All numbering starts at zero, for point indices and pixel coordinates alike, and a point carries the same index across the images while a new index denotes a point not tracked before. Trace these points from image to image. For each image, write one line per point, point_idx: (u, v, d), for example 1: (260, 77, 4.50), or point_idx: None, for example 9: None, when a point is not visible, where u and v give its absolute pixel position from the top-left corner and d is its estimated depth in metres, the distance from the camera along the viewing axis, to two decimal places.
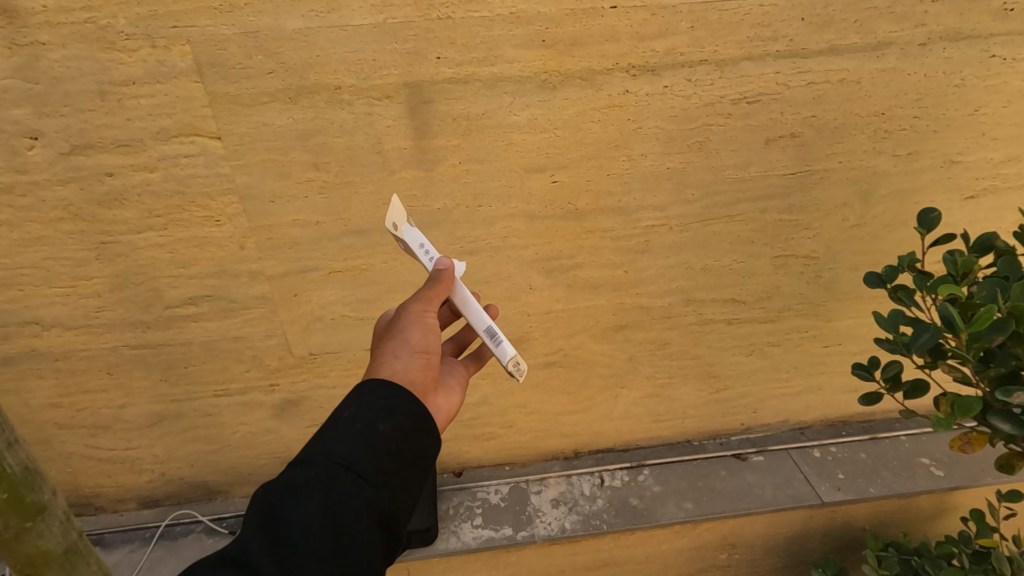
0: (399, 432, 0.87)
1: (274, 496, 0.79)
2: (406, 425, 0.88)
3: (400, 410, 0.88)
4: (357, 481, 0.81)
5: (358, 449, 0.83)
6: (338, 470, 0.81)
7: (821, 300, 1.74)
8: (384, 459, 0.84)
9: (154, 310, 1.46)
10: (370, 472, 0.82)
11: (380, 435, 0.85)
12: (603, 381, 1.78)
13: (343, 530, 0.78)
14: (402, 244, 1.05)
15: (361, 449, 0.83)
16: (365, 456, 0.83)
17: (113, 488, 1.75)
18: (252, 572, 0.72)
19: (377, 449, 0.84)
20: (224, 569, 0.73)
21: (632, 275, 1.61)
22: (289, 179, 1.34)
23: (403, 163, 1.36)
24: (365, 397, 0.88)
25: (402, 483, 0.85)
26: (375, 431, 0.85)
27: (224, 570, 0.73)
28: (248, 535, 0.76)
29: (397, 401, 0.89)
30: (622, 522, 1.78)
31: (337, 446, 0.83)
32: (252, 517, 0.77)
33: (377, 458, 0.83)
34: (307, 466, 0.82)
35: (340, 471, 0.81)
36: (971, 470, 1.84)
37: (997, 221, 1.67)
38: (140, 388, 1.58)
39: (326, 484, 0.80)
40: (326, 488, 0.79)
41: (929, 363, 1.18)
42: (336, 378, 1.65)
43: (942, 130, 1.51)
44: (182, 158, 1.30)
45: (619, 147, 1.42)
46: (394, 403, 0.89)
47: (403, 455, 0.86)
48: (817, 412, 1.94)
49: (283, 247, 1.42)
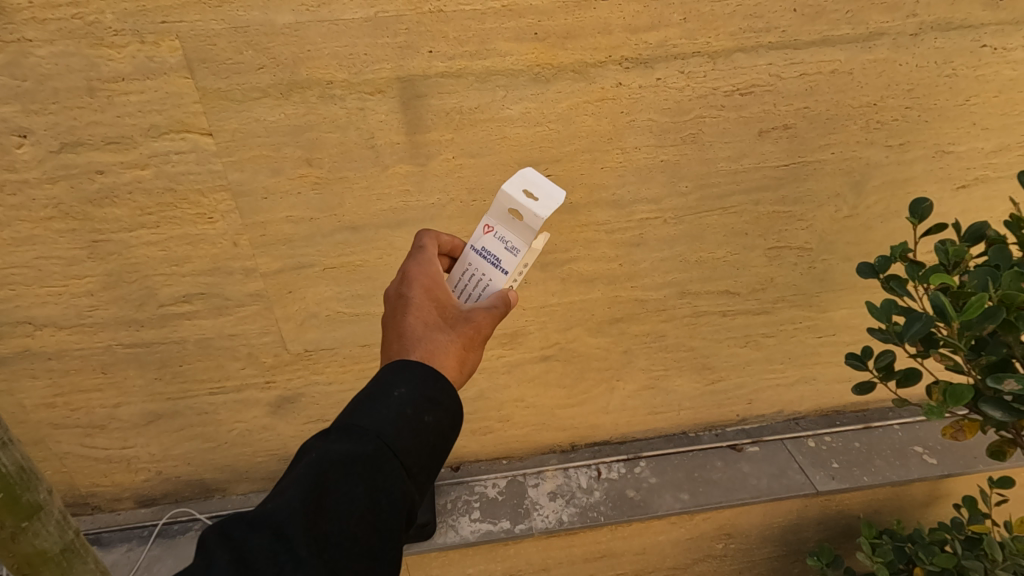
0: (441, 427, 0.85)
1: (322, 466, 0.76)
2: (448, 421, 0.86)
3: (445, 403, 0.85)
4: (399, 470, 0.79)
5: (405, 436, 0.80)
6: (384, 455, 0.78)
7: (815, 290, 1.73)
8: (425, 451, 0.83)
9: (147, 308, 1.48)
10: (411, 462, 0.80)
11: (426, 427, 0.83)
12: (598, 374, 1.79)
13: (380, 520, 0.76)
14: (523, 248, 1.02)
15: (408, 438, 0.81)
16: (411, 446, 0.81)
17: (110, 487, 1.79)
18: (291, 543, 0.70)
19: (422, 440, 0.82)
20: (264, 531, 0.71)
21: (627, 268, 1.61)
22: (282, 175, 1.35)
23: (395, 157, 1.36)
24: (415, 379, 0.85)
25: (434, 474, 0.85)
26: (421, 421, 0.82)
27: (263, 532, 0.71)
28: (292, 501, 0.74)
29: (441, 392, 0.86)
30: (621, 514, 1.76)
31: (384, 429, 0.80)
32: (299, 483, 0.75)
33: (419, 449, 0.82)
34: (356, 440, 0.79)
35: (388, 456, 0.79)
36: (964, 457, 1.83)
37: (988, 211, 1.65)
38: (135, 387, 1.61)
39: (373, 468, 0.77)
40: (373, 470, 0.77)
41: (922, 354, 1.03)
42: (332, 375, 1.67)
43: (934, 121, 1.49)
44: (173, 155, 1.29)
45: (612, 140, 1.41)
46: (441, 395, 0.85)
47: (440, 448, 0.85)
48: (810, 403, 1.95)
49: (277, 244, 1.43)
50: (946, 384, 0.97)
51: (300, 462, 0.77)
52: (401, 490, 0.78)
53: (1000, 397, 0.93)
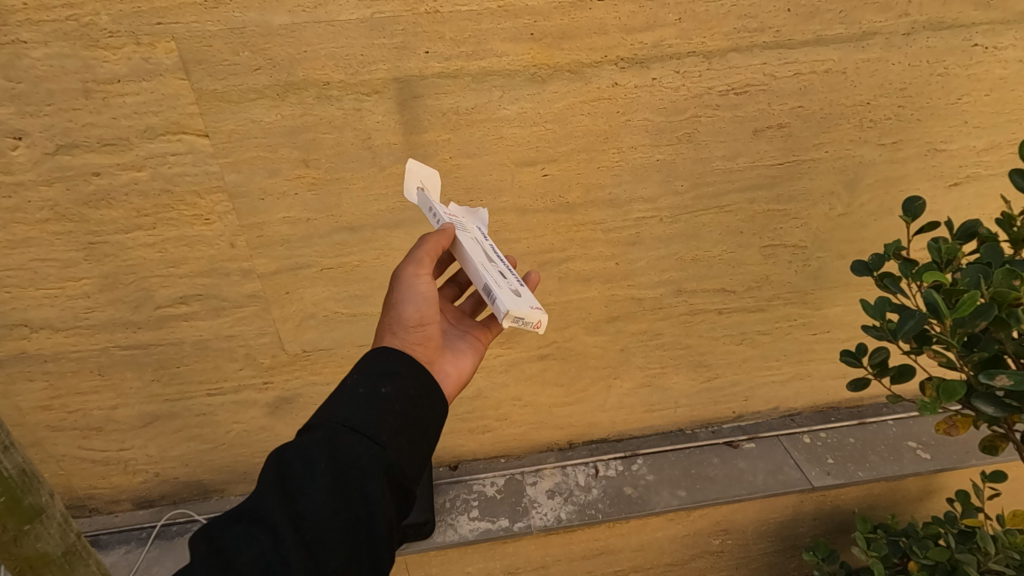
0: (402, 395, 0.90)
1: (285, 455, 0.83)
2: (409, 388, 0.92)
3: (400, 373, 0.93)
4: (363, 439, 0.84)
5: (361, 411, 0.87)
6: (342, 431, 0.84)
7: (810, 287, 1.74)
8: (390, 419, 0.87)
9: (144, 310, 1.48)
10: (376, 431, 0.86)
11: (383, 398, 0.89)
12: (595, 372, 1.80)
13: (353, 489, 0.81)
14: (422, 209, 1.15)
15: (364, 411, 0.87)
16: (373, 418, 0.86)
17: (108, 490, 1.79)
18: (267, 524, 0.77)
19: (384, 410, 0.88)
20: (242, 521, 0.78)
21: (623, 267, 1.62)
22: (278, 176, 1.35)
23: (392, 158, 1.36)
24: (367, 364, 0.93)
25: (409, 441, 0.89)
26: (378, 395, 0.89)
27: (242, 522, 0.78)
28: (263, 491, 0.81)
29: (397, 366, 0.94)
30: (620, 511, 1.77)
31: (341, 409, 0.86)
32: (267, 475, 0.82)
33: (382, 419, 0.87)
34: (316, 426, 0.86)
35: (345, 431, 0.84)
36: (957, 452, 1.85)
37: (979, 209, 1.67)
38: (132, 388, 1.60)
39: (332, 444, 0.83)
40: (334, 446, 0.83)
41: (916, 350, 1.04)
42: (330, 375, 1.67)
43: (926, 119, 1.50)
44: (170, 156, 1.29)
45: (608, 139, 1.42)
46: (396, 367, 0.94)
47: (409, 415, 0.90)
48: (805, 399, 1.96)
49: (274, 245, 1.43)
50: (940, 380, 0.98)
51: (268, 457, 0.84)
52: (366, 457, 0.83)
53: (993, 393, 0.94)
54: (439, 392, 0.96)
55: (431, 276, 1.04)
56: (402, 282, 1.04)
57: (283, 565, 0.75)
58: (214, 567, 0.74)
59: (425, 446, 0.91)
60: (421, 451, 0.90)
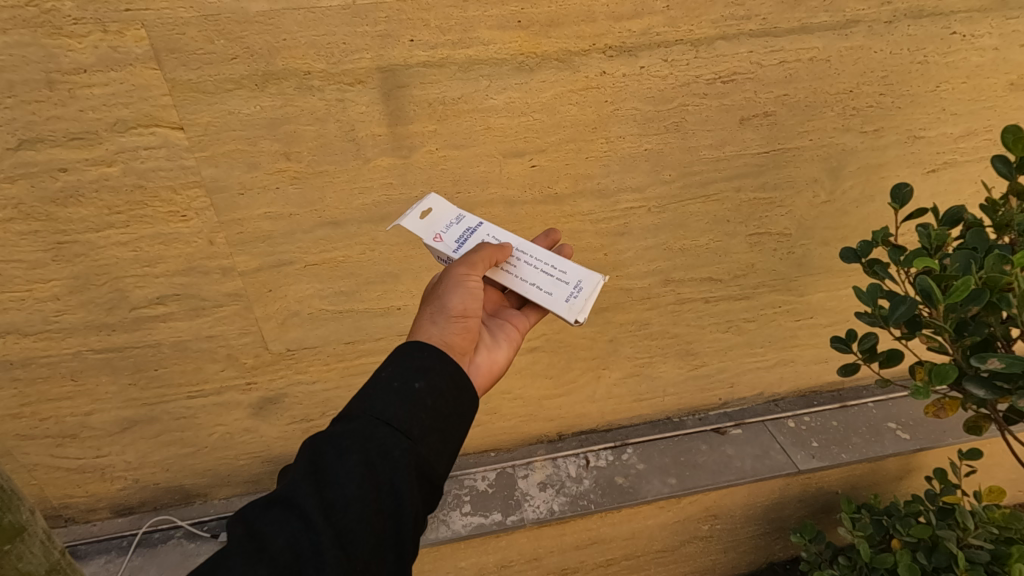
0: (435, 390, 0.90)
1: (319, 444, 0.82)
2: (441, 384, 0.91)
3: (433, 369, 0.92)
4: (395, 433, 0.84)
5: (396, 405, 0.86)
6: (374, 424, 0.84)
7: (794, 274, 1.77)
8: (421, 413, 0.87)
9: (119, 311, 1.42)
10: (408, 426, 0.85)
11: (416, 393, 0.88)
12: (585, 363, 1.81)
13: (384, 481, 0.80)
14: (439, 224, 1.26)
15: (397, 404, 0.86)
16: (406, 412, 0.86)
17: (84, 498, 1.72)
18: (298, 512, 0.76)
19: (415, 405, 0.87)
20: (273, 508, 0.77)
21: (612, 258, 1.62)
22: (258, 170, 1.30)
23: (378, 150, 1.33)
24: (400, 358, 0.92)
25: (439, 438, 0.88)
26: (411, 390, 0.88)
27: (272, 509, 0.77)
28: (295, 478, 0.80)
29: (430, 361, 0.92)
30: (612, 500, 1.75)
31: (375, 402, 0.86)
32: (300, 463, 0.81)
33: (414, 414, 0.86)
34: (349, 418, 0.85)
35: (379, 424, 0.84)
36: (935, 431, 1.89)
37: (956, 194, 1.70)
38: (107, 393, 1.54)
39: (364, 437, 0.82)
40: (366, 439, 0.82)
41: (908, 334, 1.05)
42: (315, 374, 1.64)
43: (907, 106, 1.52)
44: (142, 151, 1.23)
45: (597, 129, 1.40)
46: (429, 363, 0.92)
47: (440, 412, 0.89)
48: (789, 384, 2.00)
49: (255, 241, 1.39)
50: (931, 364, 0.99)
51: (301, 445, 0.84)
52: (398, 451, 0.82)
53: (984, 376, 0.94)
54: (470, 389, 0.95)
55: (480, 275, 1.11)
56: (451, 278, 1.08)
57: (315, 553, 0.73)
58: (247, 549, 0.73)
59: (453, 445, 0.90)
60: (450, 449, 0.89)
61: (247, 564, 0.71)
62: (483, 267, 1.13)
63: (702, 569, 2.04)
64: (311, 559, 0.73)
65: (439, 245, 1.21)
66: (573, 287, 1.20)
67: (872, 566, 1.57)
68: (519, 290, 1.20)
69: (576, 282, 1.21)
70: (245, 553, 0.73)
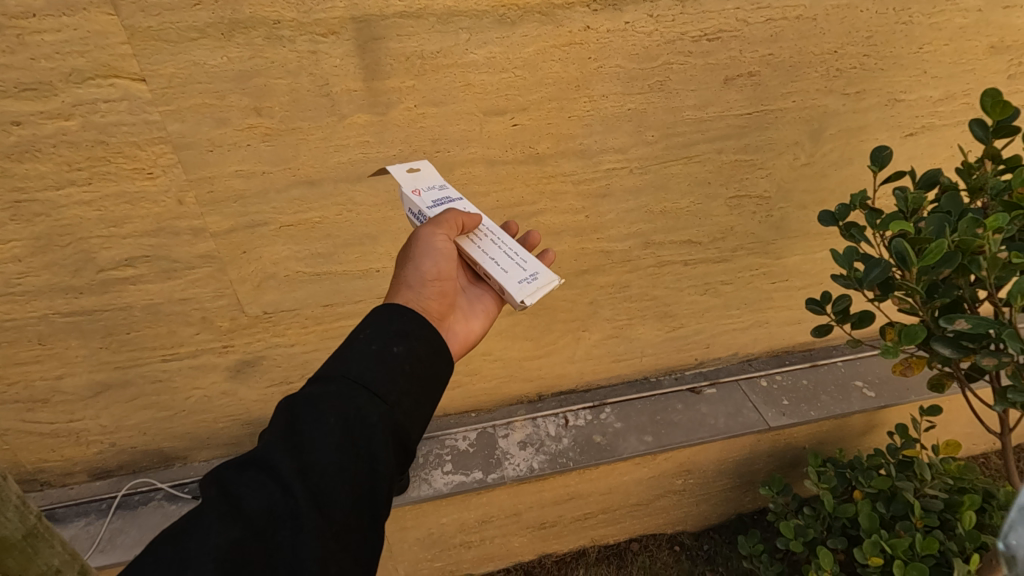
0: (411, 354, 0.91)
1: (296, 406, 0.83)
2: (417, 348, 0.92)
3: (410, 334, 0.93)
4: (373, 395, 0.85)
5: (373, 368, 0.87)
6: (352, 386, 0.84)
7: (772, 237, 1.79)
8: (398, 377, 0.88)
9: (85, 273, 1.37)
10: (386, 390, 0.86)
11: (394, 358, 0.89)
12: (565, 325, 1.82)
13: (362, 443, 0.81)
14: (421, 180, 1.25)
15: (374, 367, 0.87)
16: (382, 375, 0.87)
17: (59, 462, 1.70)
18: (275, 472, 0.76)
19: (393, 369, 0.88)
20: (249, 469, 0.77)
21: (593, 220, 1.61)
22: (228, 126, 1.24)
23: (353, 106, 1.28)
24: (377, 323, 0.93)
25: (415, 402, 0.89)
26: (388, 355, 0.89)
27: (249, 469, 0.77)
28: (271, 440, 0.80)
29: (407, 326, 0.94)
30: (589, 458, 1.80)
31: (352, 365, 0.86)
32: (276, 425, 0.81)
33: (391, 377, 0.87)
34: (326, 382, 0.86)
35: (356, 387, 0.84)
36: (899, 388, 1.96)
37: (932, 158, 1.72)
38: (78, 357, 1.50)
39: (341, 398, 0.83)
40: (344, 400, 0.82)
41: (881, 296, 1.07)
42: (294, 337, 1.62)
43: (889, 68, 1.52)
44: (102, 104, 1.17)
45: (580, 87, 1.37)
46: (406, 328, 0.93)
47: (416, 377, 0.91)
48: (762, 345, 2.06)
49: (227, 201, 1.34)
50: (901, 326, 1.01)
51: (277, 408, 0.84)
52: (376, 412, 0.83)
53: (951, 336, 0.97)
54: (446, 355, 0.97)
55: (449, 235, 1.10)
56: (422, 241, 1.07)
57: (293, 513, 0.73)
58: (222, 511, 0.72)
59: (429, 409, 0.91)
60: (426, 414, 0.91)
61: (223, 523, 0.71)
62: (453, 230, 1.12)
63: (675, 521, 2.12)
64: (289, 520, 0.73)
65: (414, 199, 1.19)
66: (528, 272, 1.15)
67: (834, 516, 1.65)
68: (478, 264, 1.17)
69: (534, 272, 1.15)
70: (221, 513, 0.72)
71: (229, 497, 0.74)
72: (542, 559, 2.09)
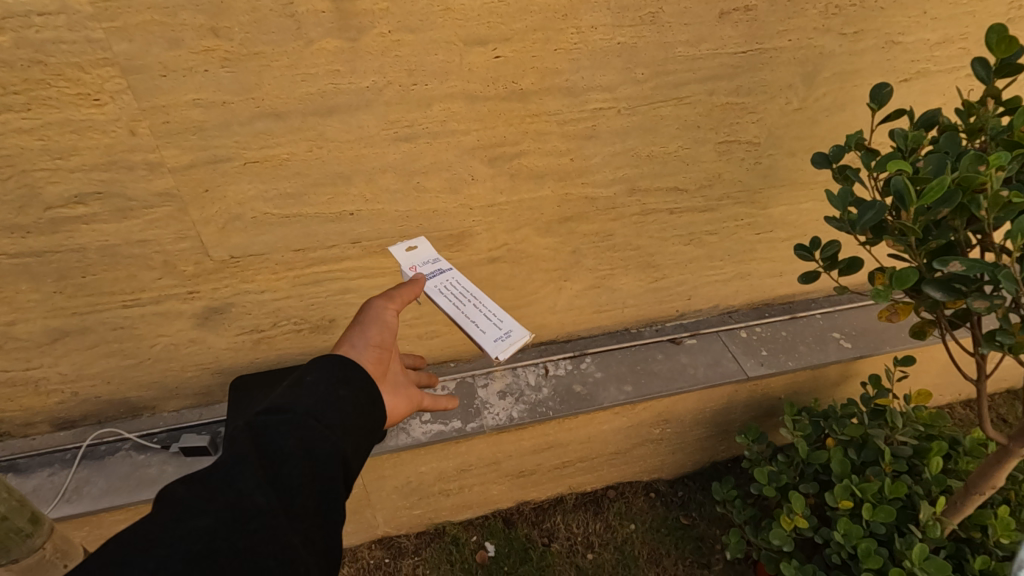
0: (355, 397, 1.00)
1: (248, 432, 0.89)
2: (361, 399, 1.01)
3: (354, 383, 1.02)
4: (323, 429, 0.93)
5: (322, 414, 0.95)
6: (302, 419, 0.92)
7: (759, 186, 1.75)
8: (347, 430, 0.96)
9: (32, 211, 1.27)
10: (335, 425, 0.94)
11: (339, 400, 0.98)
12: (546, 275, 1.78)
13: (318, 463, 0.89)
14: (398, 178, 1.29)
15: (323, 411, 0.95)
16: (325, 404, 0.95)
17: (18, 412, 1.63)
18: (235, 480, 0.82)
19: (339, 411, 0.97)
20: (207, 480, 0.82)
21: (579, 164, 1.54)
22: (182, 48, 1.13)
23: (322, 30, 1.17)
24: (323, 366, 1.01)
25: (359, 451, 0.97)
26: (332, 395, 0.98)
27: (207, 480, 0.82)
28: (227, 455, 0.86)
29: (352, 375, 1.02)
30: (569, 407, 1.78)
31: (303, 402, 0.94)
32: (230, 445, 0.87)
33: (336, 411, 0.96)
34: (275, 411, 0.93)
35: (305, 421, 0.92)
36: (875, 340, 1.98)
37: (924, 105, 1.68)
38: (30, 301, 1.41)
39: (290, 424, 0.91)
40: (297, 432, 0.90)
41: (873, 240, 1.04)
42: (264, 283, 1.55)
43: (889, 8, 1.45)
44: (35, 17, 1.04)
45: (567, 17, 1.28)
46: (348, 373, 1.02)
47: (359, 424, 0.99)
48: (743, 297, 2.05)
49: (185, 133, 1.24)
50: (892, 270, 0.98)
51: (230, 432, 0.90)
52: (329, 447, 0.91)
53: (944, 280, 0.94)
54: (383, 406, 1.06)
55: (397, 308, 1.17)
56: (370, 311, 1.15)
57: (254, 505, 0.80)
58: (186, 507, 0.78)
59: (370, 446, 1.01)
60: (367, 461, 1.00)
61: (189, 519, 0.76)
62: (403, 302, 1.19)
63: (651, 469, 2.16)
64: (254, 513, 0.80)
65: None
66: (501, 331, 1.24)
67: (808, 462, 1.69)
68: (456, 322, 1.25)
69: (508, 331, 1.24)
70: (185, 508, 0.78)
71: (192, 497, 0.80)
72: (520, 506, 2.11)
